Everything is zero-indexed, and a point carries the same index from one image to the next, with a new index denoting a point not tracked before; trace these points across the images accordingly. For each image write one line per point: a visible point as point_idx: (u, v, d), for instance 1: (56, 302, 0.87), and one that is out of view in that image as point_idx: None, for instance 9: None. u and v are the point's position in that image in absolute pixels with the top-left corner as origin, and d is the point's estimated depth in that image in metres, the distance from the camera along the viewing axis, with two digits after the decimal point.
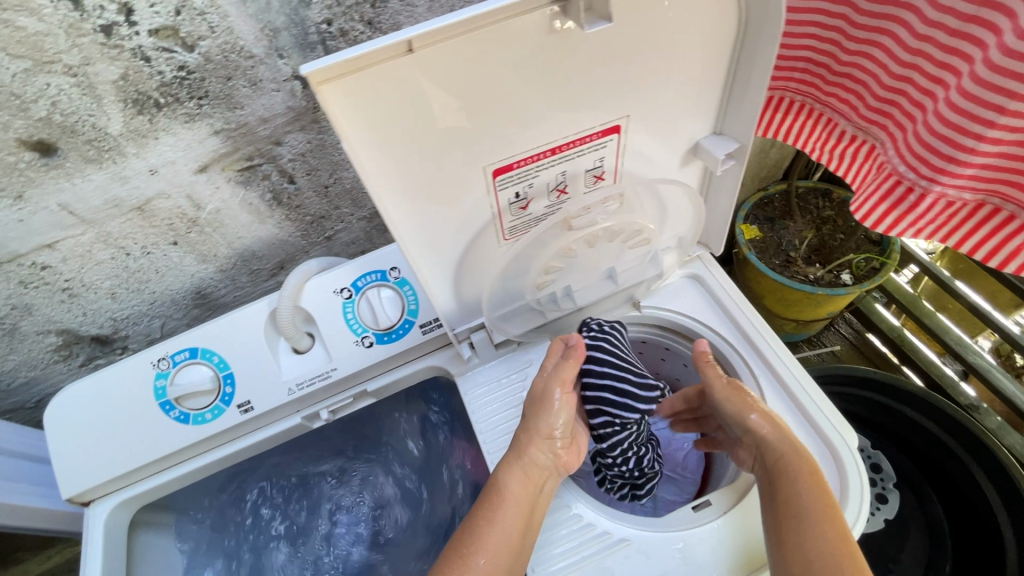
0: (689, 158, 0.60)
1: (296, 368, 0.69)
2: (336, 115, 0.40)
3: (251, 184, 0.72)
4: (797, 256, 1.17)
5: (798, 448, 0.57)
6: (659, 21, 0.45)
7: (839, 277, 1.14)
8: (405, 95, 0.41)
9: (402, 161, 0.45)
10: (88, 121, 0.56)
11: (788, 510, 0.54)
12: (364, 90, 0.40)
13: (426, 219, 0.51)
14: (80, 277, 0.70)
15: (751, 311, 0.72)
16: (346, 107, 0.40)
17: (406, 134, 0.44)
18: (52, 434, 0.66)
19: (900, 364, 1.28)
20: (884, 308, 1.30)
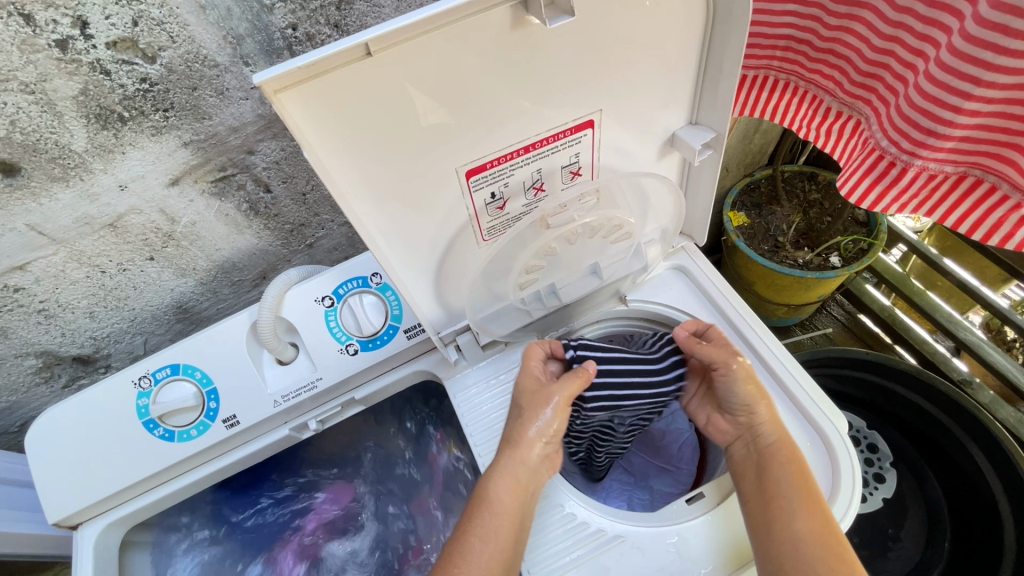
0: (667, 150, 0.60)
1: (282, 379, 0.68)
2: (296, 123, 0.39)
3: (226, 194, 0.70)
4: (785, 242, 1.17)
5: (785, 438, 0.58)
6: (627, 11, 0.45)
7: (828, 260, 1.14)
8: (369, 95, 0.40)
9: (369, 166, 0.44)
10: (51, 139, 0.55)
11: (773, 499, 0.55)
12: (327, 95, 0.39)
13: (402, 221, 0.50)
14: (56, 298, 0.69)
15: (737, 299, 0.71)
16: (307, 114, 0.39)
17: (373, 139, 0.43)
18: (34, 459, 0.64)
19: (892, 343, 1.29)
20: (874, 288, 1.29)
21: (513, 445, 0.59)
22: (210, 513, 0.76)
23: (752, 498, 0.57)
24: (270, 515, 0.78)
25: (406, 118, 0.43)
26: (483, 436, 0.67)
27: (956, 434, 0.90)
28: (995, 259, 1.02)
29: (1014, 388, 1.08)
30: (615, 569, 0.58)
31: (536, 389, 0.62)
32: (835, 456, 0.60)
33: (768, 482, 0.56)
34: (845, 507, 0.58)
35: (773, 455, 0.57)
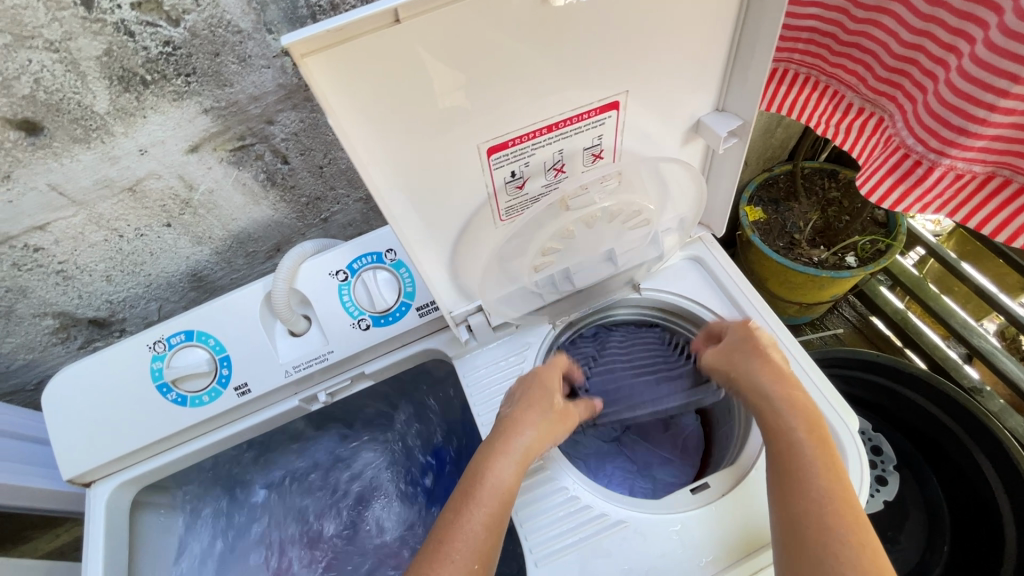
0: (690, 137, 0.59)
1: (293, 350, 0.69)
2: (321, 88, 0.38)
3: (244, 164, 0.70)
4: (800, 239, 1.15)
5: (798, 409, 0.56)
6: None
7: (843, 259, 1.13)
8: (395, 65, 0.39)
9: (392, 138, 0.44)
10: (74, 99, 0.55)
11: (787, 469, 0.52)
12: (353, 61, 0.38)
13: (416, 198, 0.50)
14: (74, 260, 0.70)
15: (752, 292, 0.71)
16: (333, 80, 0.39)
17: (397, 109, 0.42)
18: (49, 416, 0.66)
19: (903, 347, 1.26)
20: (889, 291, 1.28)
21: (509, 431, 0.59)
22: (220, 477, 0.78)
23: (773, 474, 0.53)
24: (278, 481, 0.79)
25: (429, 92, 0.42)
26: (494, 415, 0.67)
27: (962, 440, 0.89)
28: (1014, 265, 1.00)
29: None
30: (617, 553, 0.58)
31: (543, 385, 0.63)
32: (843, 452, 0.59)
33: (789, 455, 0.53)
34: None
35: (792, 428, 0.55)
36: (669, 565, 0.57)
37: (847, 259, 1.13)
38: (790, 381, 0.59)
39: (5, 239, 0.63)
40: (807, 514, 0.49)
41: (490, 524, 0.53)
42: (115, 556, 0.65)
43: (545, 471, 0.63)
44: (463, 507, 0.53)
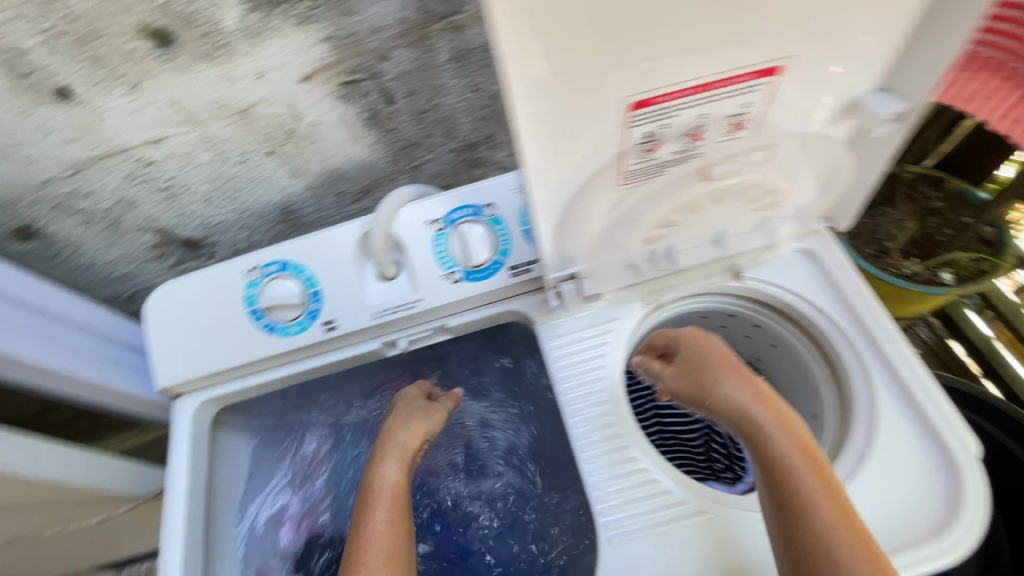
0: (843, 117, 0.53)
1: (382, 294, 0.68)
2: (495, 21, 0.36)
3: (351, 100, 0.69)
4: (892, 247, 1.07)
5: (790, 433, 0.54)
6: None
7: (937, 275, 1.04)
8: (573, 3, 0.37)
9: (547, 80, 0.41)
10: (206, 13, 0.54)
11: (795, 511, 0.50)
12: None
13: (555, 157, 0.48)
14: (181, 178, 0.71)
15: (870, 295, 0.65)
16: (507, 5, 0.36)
17: (563, 47, 0.39)
18: (150, 326, 0.68)
19: (980, 376, 1.16)
20: (976, 315, 1.17)
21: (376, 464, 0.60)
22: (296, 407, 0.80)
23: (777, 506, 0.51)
24: (350, 418, 0.81)
25: (599, 38, 0.39)
26: (577, 386, 0.66)
27: None
28: None
29: None
30: (694, 542, 0.56)
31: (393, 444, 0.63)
32: (953, 474, 0.55)
33: (789, 492, 0.51)
34: (964, 533, 0.53)
35: (790, 459, 0.52)
36: (749, 562, 0.55)
37: (941, 276, 1.04)
38: (769, 399, 0.56)
39: (123, 149, 0.64)
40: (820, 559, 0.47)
41: (395, 528, 0.55)
42: (198, 465, 0.69)
43: (625, 449, 0.62)
44: (362, 514, 0.57)
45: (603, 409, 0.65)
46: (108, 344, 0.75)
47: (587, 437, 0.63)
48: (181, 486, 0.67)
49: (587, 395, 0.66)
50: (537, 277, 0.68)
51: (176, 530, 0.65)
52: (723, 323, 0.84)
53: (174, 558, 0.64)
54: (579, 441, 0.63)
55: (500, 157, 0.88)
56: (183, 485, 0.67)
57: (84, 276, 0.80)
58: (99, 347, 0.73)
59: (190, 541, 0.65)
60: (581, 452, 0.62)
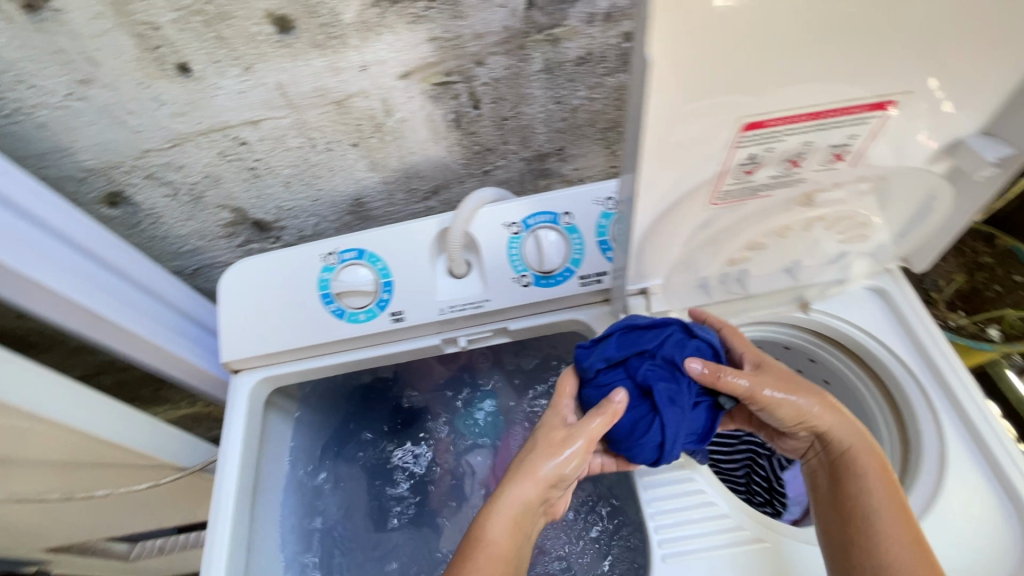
0: (939, 158, 0.53)
1: (451, 291, 0.69)
2: (657, 20, 0.36)
3: (440, 100, 0.71)
4: (937, 298, 1.27)
5: (871, 449, 0.59)
6: (979, 9, 0.41)
7: (984, 330, 1.22)
8: (734, 12, 0.37)
9: (670, 105, 0.42)
10: (330, 4, 0.56)
11: (851, 507, 0.57)
12: (686, 18, 0.37)
13: (671, 163, 0.48)
14: (267, 161, 0.73)
15: (940, 338, 0.65)
16: (663, 35, 0.37)
17: (695, 78, 0.41)
18: (222, 297, 0.70)
19: None
20: (1017, 377, 1.28)
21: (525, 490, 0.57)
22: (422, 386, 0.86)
23: (834, 544, 0.56)
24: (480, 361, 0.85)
25: (753, 45, 0.39)
26: None
27: None
28: None
29: None
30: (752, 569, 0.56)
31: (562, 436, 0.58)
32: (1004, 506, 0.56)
33: (847, 484, 0.58)
34: None
35: (860, 464, 0.58)
36: None
37: (987, 331, 1.22)
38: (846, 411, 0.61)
39: (222, 127, 0.67)
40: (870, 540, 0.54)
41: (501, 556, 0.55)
42: (250, 445, 0.70)
43: (682, 468, 0.62)
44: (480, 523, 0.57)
45: None
46: (170, 311, 0.77)
47: None
48: (234, 464, 0.68)
49: None
50: (605, 289, 0.68)
51: (226, 502, 0.65)
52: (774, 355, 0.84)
53: (223, 531, 0.64)
54: None
55: (566, 170, 0.90)
56: (235, 464, 0.67)
57: (157, 247, 0.82)
58: (163, 314, 0.75)
59: (238, 516, 0.66)
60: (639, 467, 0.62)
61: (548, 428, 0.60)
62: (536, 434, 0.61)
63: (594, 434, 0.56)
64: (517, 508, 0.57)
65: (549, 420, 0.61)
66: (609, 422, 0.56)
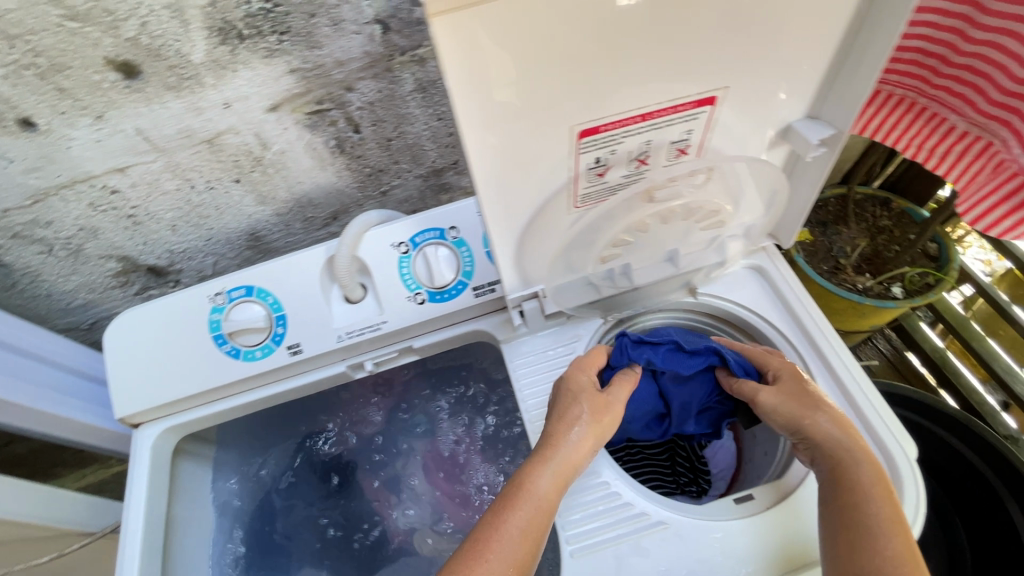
0: (777, 142, 0.57)
1: (348, 316, 0.69)
2: (443, 48, 0.38)
3: (317, 128, 0.71)
4: (845, 264, 1.28)
5: (870, 459, 0.54)
6: (768, 7, 0.44)
7: (889, 289, 1.25)
8: (523, 30, 0.39)
9: (494, 117, 0.44)
10: (173, 46, 0.56)
11: (849, 523, 0.51)
12: (475, 35, 0.38)
13: (516, 174, 0.50)
14: (146, 206, 0.71)
15: (813, 307, 0.70)
16: (458, 54, 0.39)
17: (507, 88, 0.42)
18: (108, 351, 0.67)
19: (937, 386, 1.35)
20: (929, 328, 1.37)
21: (560, 448, 0.57)
22: (338, 418, 0.82)
23: (828, 545, 0.51)
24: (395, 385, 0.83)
25: (556, 59, 0.42)
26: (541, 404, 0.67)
27: (996, 490, 0.88)
28: None
29: None
30: (656, 553, 0.58)
31: (599, 397, 0.62)
32: (899, 476, 0.58)
33: (849, 498, 0.52)
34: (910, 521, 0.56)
35: (862, 478, 0.53)
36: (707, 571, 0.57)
37: (891, 289, 1.25)
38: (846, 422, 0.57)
39: (87, 178, 0.65)
40: (860, 557, 0.48)
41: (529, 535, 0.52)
42: (157, 503, 0.67)
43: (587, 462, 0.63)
44: (501, 509, 0.53)
45: None
46: (60, 371, 0.73)
47: None
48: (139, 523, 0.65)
49: None
50: (500, 298, 0.69)
51: (131, 566, 0.63)
52: None
53: None
54: None
55: (467, 183, 0.91)
56: (139, 522, 0.65)
57: (43, 306, 0.79)
58: (53, 376, 0.72)
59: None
60: None
61: (571, 413, 0.60)
62: (559, 402, 0.62)
63: (613, 417, 0.62)
64: (541, 490, 0.54)
65: (567, 404, 0.61)
66: (622, 402, 0.63)
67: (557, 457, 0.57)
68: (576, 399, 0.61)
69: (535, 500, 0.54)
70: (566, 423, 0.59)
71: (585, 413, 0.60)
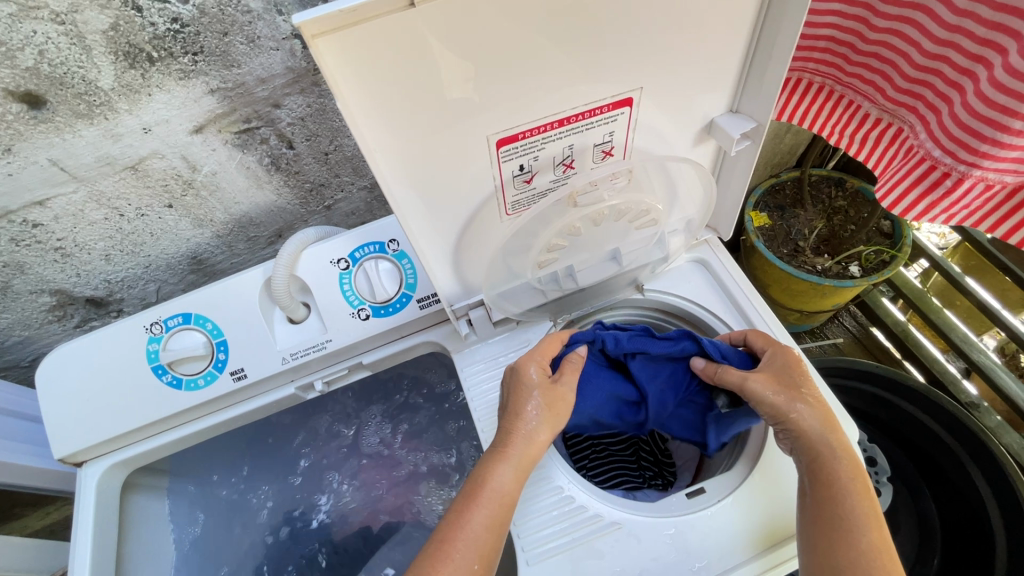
0: (703, 137, 0.58)
1: (292, 337, 0.68)
2: (330, 69, 0.37)
3: (248, 147, 0.69)
4: (804, 246, 1.30)
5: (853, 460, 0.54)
6: (671, 7, 0.44)
7: (846, 268, 1.27)
8: (420, 45, 0.38)
9: (403, 132, 0.43)
10: (78, 74, 0.54)
11: (832, 523, 0.51)
12: (367, 52, 0.38)
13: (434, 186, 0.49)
14: (73, 238, 0.69)
15: (757, 296, 0.70)
16: (353, 73, 0.38)
17: (411, 103, 0.42)
18: (42, 390, 0.65)
19: (901, 358, 1.38)
20: (890, 303, 1.40)
21: (510, 439, 0.57)
22: (297, 439, 0.81)
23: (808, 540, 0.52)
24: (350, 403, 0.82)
25: (459, 70, 0.41)
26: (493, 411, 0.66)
27: (959, 458, 0.90)
28: (1002, 267, 1.12)
29: (1006, 396, 1.19)
30: (610, 554, 0.58)
31: (548, 385, 0.61)
32: None
33: (832, 497, 0.52)
34: None
35: (845, 478, 0.53)
36: (661, 568, 0.57)
37: (850, 268, 1.27)
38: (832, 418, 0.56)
39: (4, 213, 0.62)
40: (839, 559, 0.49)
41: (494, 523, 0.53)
42: (105, 543, 0.65)
43: (540, 467, 0.63)
44: (464, 506, 0.53)
45: None
46: None
47: None
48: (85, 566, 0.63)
49: None
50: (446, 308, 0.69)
51: None
52: None
53: None
54: None
55: None
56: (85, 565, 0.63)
57: None
58: None
59: None
60: None
61: (524, 408, 0.59)
62: (515, 391, 0.61)
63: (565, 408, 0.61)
64: (498, 484, 0.54)
65: (521, 399, 0.60)
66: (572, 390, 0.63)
67: (506, 449, 0.57)
68: (526, 388, 0.60)
69: (490, 493, 0.54)
70: (516, 411, 0.59)
71: (534, 403, 0.60)
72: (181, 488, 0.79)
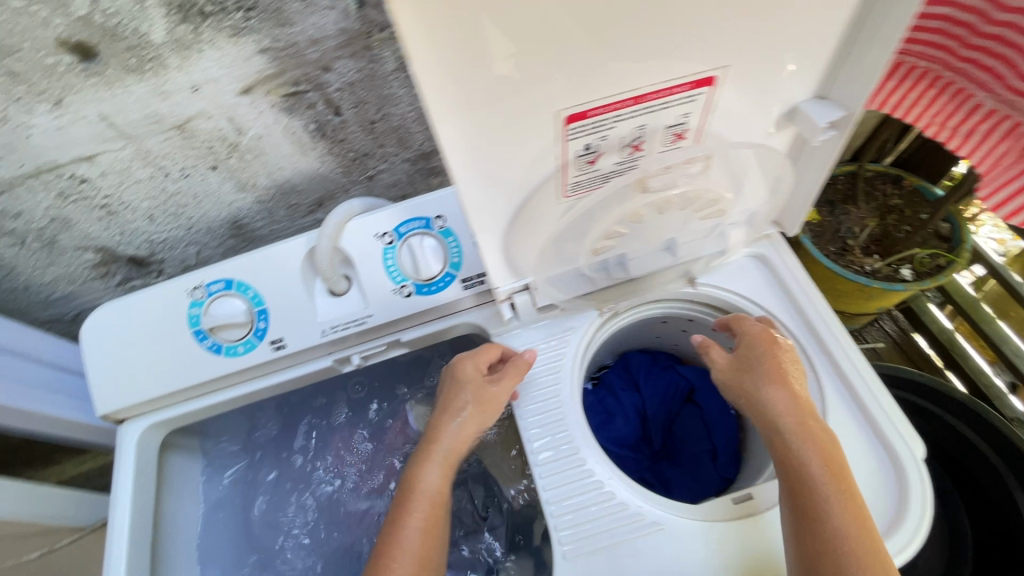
0: (783, 124, 0.53)
1: (332, 310, 0.67)
2: (406, 29, 0.35)
3: (295, 111, 0.67)
4: (853, 245, 1.24)
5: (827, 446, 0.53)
6: None
7: (897, 272, 1.20)
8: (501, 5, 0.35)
9: (472, 100, 0.41)
10: (131, 26, 0.52)
11: (809, 513, 0.51)
12: (445, 8, 0.35)
13: (495, 165, 0.47)
14: (119, 196, 0.68)
15: (819, 297, 0.66)
16: (427, 32, 0.36)
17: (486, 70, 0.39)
18: (86, 347, 0.65)
19: (944, 368, 1.31)
20: (937, 309, 1.32)
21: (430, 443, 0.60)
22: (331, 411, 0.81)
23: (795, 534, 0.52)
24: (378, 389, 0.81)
25: (540, 37, 0.38)
26: (535, 400, 0.65)
27: (1002, 474, 0.83)
28: None
29: None
30: (651, 555, 0.56)
31: (479, 381, 0.62)
32: (902, 468, 0.56)
33: (805, 485, 0.52)
34: (919, 519, 0.54)
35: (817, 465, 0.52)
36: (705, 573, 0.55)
37: (901, 271, 1.20)
38: (807, 405, 0.56)
39: (53, 167, 0.61)
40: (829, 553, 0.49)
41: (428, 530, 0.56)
42: (143, 500, 0.66)
43: (580, 462, 0.61)
44: (400, 512, 0.57)
45: (560, 423, 0.64)
46: (39, 367, 0.72)
47: (544, 450, 0.62)
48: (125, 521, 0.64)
49: (545, 407, 0.64)
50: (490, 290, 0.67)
51: (116, 565, 0.62)
52: (683, 328, 0.84)
53: None
54: (535, 455, 0.62)
55: None
56: (125, 521, 0.64)
57: (23, 297, 0.77)
58: (33, 372, 0.70)
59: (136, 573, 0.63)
60: (536, 466, 0.61)
61: (454, 405, 0.61)
62: (444, 396, 0.63)
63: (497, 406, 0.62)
64: (430, 489, 0.57)
65: (453, 394, 0.62)
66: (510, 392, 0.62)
67: (429, 448, 0.59)
68: (459, 389, 0.62)
69: (423, 494, 0.57)
70: (447, 404, 0.62)
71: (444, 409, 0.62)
72: (214, 450, 0.80)
